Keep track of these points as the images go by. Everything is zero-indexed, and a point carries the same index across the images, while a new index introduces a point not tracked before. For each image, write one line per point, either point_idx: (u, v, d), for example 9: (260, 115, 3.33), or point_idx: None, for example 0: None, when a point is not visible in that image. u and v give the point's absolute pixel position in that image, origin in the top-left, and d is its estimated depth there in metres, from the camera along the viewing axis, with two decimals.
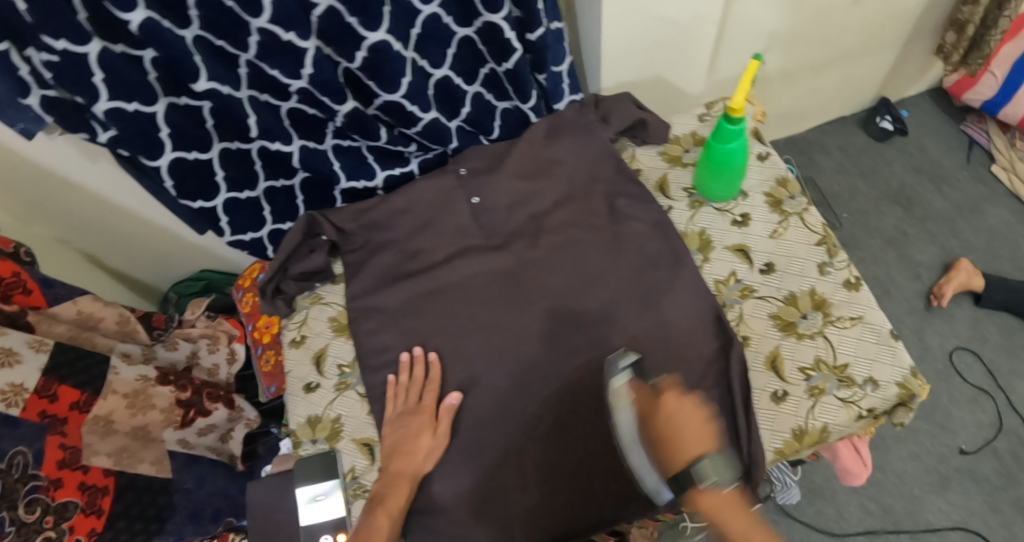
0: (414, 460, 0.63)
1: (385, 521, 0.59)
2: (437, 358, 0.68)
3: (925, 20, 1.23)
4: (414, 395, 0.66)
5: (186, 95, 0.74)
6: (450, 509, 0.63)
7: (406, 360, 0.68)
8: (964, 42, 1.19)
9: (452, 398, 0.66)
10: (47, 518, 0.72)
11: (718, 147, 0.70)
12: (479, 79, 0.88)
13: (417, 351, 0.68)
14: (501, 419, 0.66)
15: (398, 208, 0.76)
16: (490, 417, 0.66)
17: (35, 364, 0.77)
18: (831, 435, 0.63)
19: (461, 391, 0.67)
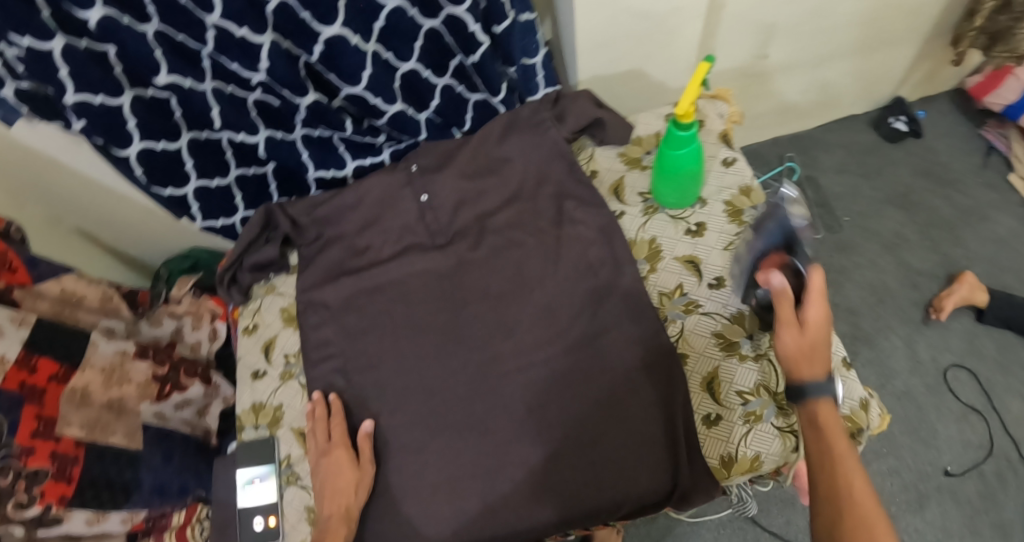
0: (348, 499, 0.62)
1: None
2: (338, 396, 0.69)
3: (941, 14, 1.15)
4: (322, 435, 0.66)
5: (152, 87, 0.76)
6: (375, 501, 0.65)
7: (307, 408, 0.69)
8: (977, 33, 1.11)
9: (366, 425, 0.66)
10: (18, 483, 0.76)
11: (669, 154, 0.68)
12: (448, 72, 0.86)
13: (316, 395, 0.69)
14: (435, 418, 0.67)
15: (349, 204, 0.77)
16: (422, 416, 0.68)
17: (17, 338, 0.83)
18: (764, 464, 0.62)
19: (373, 418, 0.68)
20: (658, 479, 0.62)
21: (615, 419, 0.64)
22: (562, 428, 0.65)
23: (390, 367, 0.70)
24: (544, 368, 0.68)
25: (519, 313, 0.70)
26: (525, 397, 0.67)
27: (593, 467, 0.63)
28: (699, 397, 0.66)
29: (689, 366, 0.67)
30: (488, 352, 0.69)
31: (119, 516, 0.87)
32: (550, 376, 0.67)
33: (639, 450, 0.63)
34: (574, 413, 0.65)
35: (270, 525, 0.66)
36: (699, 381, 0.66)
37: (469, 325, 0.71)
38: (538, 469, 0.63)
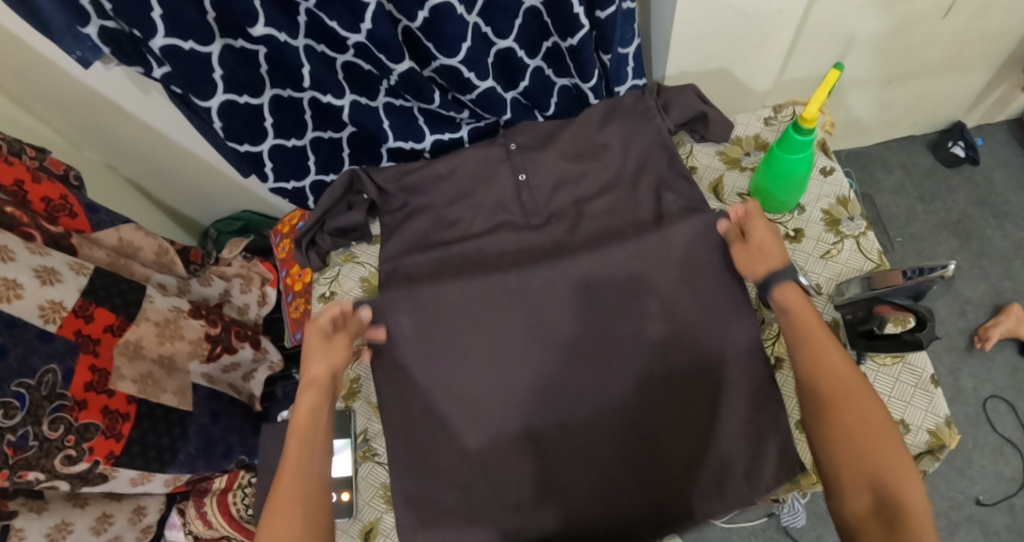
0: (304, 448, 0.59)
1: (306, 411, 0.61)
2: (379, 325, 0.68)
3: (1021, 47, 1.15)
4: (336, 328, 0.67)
5: (242, 38, 0.73)
6: None
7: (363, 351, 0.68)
8: None
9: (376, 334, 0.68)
10: (69, 436, 0.76)
11: (781, 156, 0.66)
12: (541, 53, 0.84)
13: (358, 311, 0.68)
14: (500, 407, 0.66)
15: (440, 174, 0.74)
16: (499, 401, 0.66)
17: (75, 285, 0.81)
18: None
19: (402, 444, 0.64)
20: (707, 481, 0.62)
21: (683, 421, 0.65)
22: (633, 422, 0.65)
23: (474, 344, 0.68)
24: (621, 359, 0.67)
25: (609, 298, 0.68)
26: (575, 394, 0.66)
27: (648, 464, 0.64)
28: (790, 401, 0.67)
29: (783, 371, 0.68)
30: (573, 340, 0.68)
31: (162, 478, 0.89)
32: (624, 369, 0.67)
33: (696, 453, 0.64)
34: (641, 408, 0.66)
35: (342, 500, 0.64)
36: (790, 386, 0.68)
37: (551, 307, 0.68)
38: (598, 465, 0.64)
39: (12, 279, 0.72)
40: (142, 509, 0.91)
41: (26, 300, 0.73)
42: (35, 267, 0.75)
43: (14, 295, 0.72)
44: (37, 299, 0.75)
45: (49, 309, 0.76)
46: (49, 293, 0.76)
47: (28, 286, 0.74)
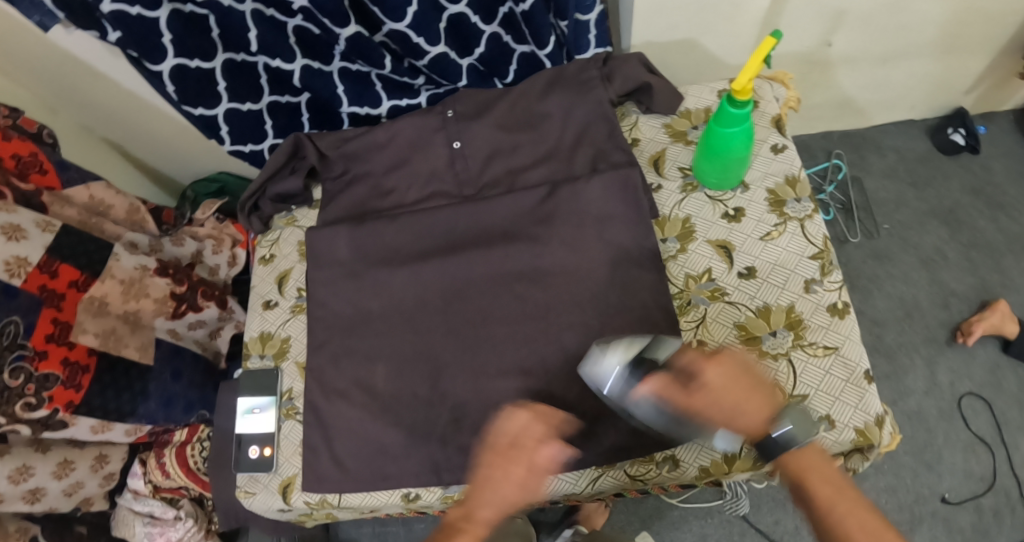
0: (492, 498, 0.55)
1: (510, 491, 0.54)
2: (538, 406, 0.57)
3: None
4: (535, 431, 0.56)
5: (191, 3, 0.73)
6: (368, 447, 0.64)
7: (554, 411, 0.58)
8: None
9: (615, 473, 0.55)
10: (29, 385, 0.80)
11: (716, 131, 0.65)
12: (497, 19, 0.82)
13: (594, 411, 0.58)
14: (424, 360, 0.66)
15: (379, 142, 0.74)
16: (419, 357, 0.66)
17: (41, 242, 0.85)
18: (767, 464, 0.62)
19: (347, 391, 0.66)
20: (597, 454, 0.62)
21: (582, 395, 0.62)
22: (535, 392, 0.62)
23: (404, 296, 0.68)
24: (527, 329, 0.65)
25: (523, 262, 0.66)
26: (510, 346, 0.65)
27: None
28: None
29: (706, 355, 0.66)
30: (484, 307, 0.66)
31: (124, 428, 0.93)
32: (554, 325, 0.64)
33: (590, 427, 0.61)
34: (541, 376, 0.63)
35: (265, 455, 0.66)
36: None
37: (465, 273, 0.67)
38: None
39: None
40: (104, 457, 0.96)
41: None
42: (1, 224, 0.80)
43: None
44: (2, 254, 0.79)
45: (14, 264, 0.80)
46: (14, 249, 0.80)
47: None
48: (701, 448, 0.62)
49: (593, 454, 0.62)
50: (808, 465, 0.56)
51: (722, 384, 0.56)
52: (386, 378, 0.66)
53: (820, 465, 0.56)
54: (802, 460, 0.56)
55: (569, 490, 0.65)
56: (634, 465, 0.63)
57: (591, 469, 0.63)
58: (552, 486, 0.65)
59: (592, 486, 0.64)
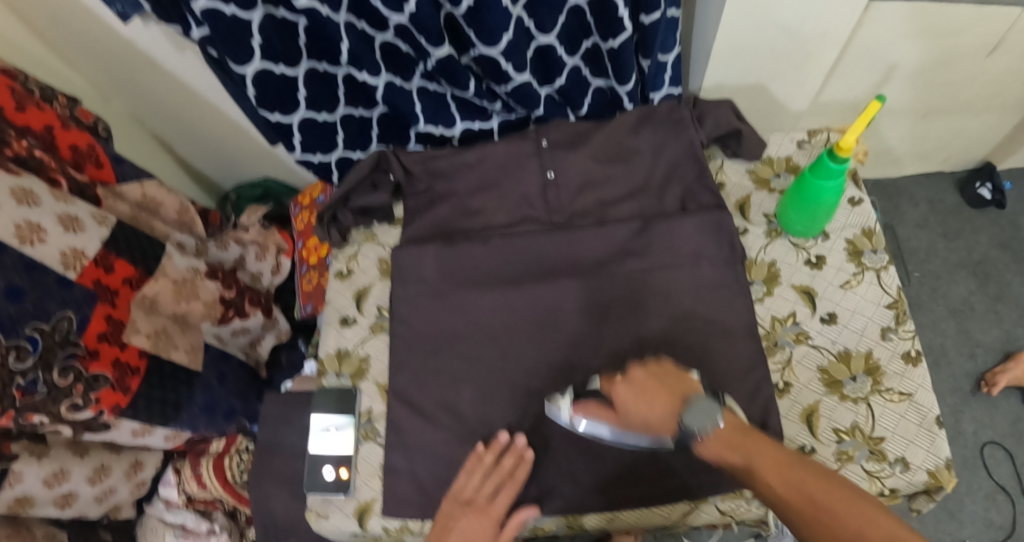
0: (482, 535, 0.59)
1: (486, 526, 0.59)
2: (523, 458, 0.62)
3: None
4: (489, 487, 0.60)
5: (284, 7, 0.71)
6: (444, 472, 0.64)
7: (501, 444, 0.62)
8: None
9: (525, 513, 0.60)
10: (77, 385, 0.76)
11: (812, 182, 0.66)
12: (580, 52, 0.84)
13: (511, 440, 0.62)
14: (510, 388, 0.66)
15: (467, 163, 0.74)
16: (504, 385, 0.66)
17: (96, 235, 0.83)
18: None
19: (429, 415, 0.65)
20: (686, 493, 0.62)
21: None
22: None
23: (492, 323, 0.68)
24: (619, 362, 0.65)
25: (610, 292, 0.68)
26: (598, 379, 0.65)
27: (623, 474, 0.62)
28: (796, 426, 0.66)
29: (790, 396, 0.67)
30: (573, 337, 0.67)
31: (163, 434, 0.90)
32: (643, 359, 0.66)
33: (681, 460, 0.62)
34: None
35: (341, 477, 0.65)
36: (797, 411, 0.67)
37: (554, 301, 0.68)
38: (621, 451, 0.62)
39: (35, 223, 0.75)
40: (140, 464, 0.93)
41: (48, 245, 0.76)
42: (57, 214, 0.78)
43: (38, 238, 0.75)
44: (59, 245, 0.77)
45: (70, 256, 0.78)
46: (70, 240, 0.79)
47: (50, 231, 0.77)
48: None
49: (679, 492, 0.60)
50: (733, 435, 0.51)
51: (641, 410, 0.56)
52: (472, 403, 0.65)
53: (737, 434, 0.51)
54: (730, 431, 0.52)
55: (660, 522, 0.63)
56: (726, 500, 0.62)
57: (684, 503, 0.62)
58: (645, 517, 0.63)
59: (684, 519, 0.63)
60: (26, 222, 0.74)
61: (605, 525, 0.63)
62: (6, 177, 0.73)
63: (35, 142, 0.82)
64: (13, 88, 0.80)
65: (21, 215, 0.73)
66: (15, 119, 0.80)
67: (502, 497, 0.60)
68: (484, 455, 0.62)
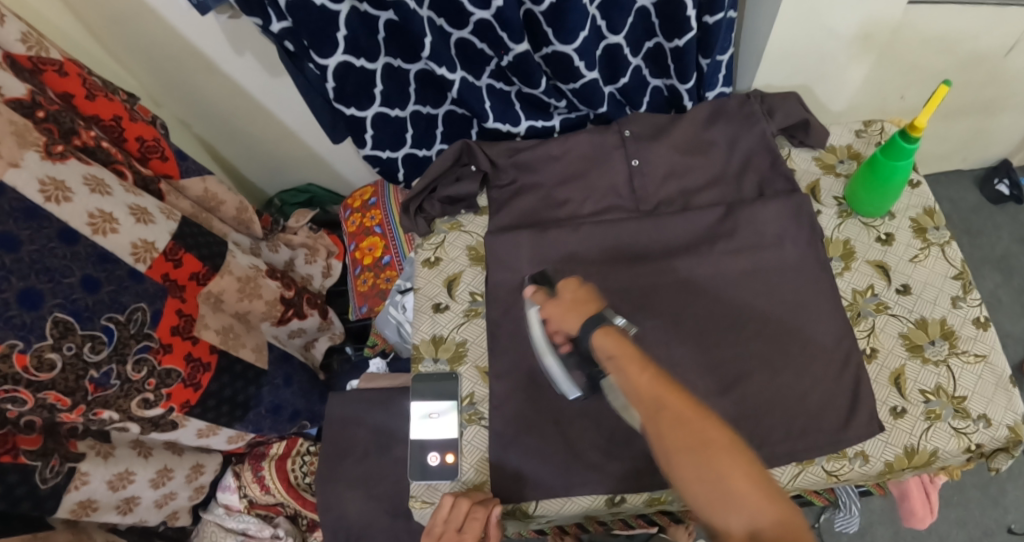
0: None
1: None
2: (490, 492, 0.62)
3: None
4: (460, 512, 0.58)
5: (369, 3, 0.74)
6: (546, 453, 0.64)
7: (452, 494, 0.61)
8: None
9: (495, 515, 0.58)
10: (150, 380, 0.76)
11: (885, 162, 0.70)
12: (643, 52, 0.89)
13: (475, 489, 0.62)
14: None
15: (554, 154, 0.76)
16: None
17: (165, 228, 0.80)
18: (940, 460, 0.65)
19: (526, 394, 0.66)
20: (794, 456, 0.64)
21: (767, 403, 0.65)
22: (723, 396, 0.65)
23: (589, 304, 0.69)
24: (715, 339, 0.68)
25: (699, 271, 0.70)
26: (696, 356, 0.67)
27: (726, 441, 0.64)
28: (886, 390, 0.68)
29: (878, 361, 0.70)
30: (670, 314, 0.69)
31: (227, 436, 0.89)
32: (737, 333, 0.68)
33: (784, 426, 0.64)
34: (733, 384, 0.66)
35: (447, 462, 0.65)
36: (886, 375, 0.69)
37: (649, 281, 0.70)
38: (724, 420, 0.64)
39: (108, 213, 0.72)
40: (200, 468, 0.91)
41: (120, 235, 0.73)
42: (129, 205, 0.75)
43: (110, 228, 0.72)
44: (130, 237, 0.74)
45: (141, 249, 0.76)
46: (142, 231, 0.76)
47: (123, 222, 0.73)
48: (884, 443, 0.65)
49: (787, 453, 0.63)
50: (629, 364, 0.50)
51: (571, 298, 0.59)
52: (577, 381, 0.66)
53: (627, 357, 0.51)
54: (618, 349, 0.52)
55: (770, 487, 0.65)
56: (831, 461, 0.65)
57: (792, 465, 0.64)
58: None
59: (793, 483, 0.65)
60: (99, 212, 0.71)
61: None
62: (79, 165, 0.69)
63: (101, 134, 0.81)
64: (84, 79, 0.79)
65: (95, 204, 0.70)
66: (84, 108, 0.79)
67: (472, 519, 0.57)
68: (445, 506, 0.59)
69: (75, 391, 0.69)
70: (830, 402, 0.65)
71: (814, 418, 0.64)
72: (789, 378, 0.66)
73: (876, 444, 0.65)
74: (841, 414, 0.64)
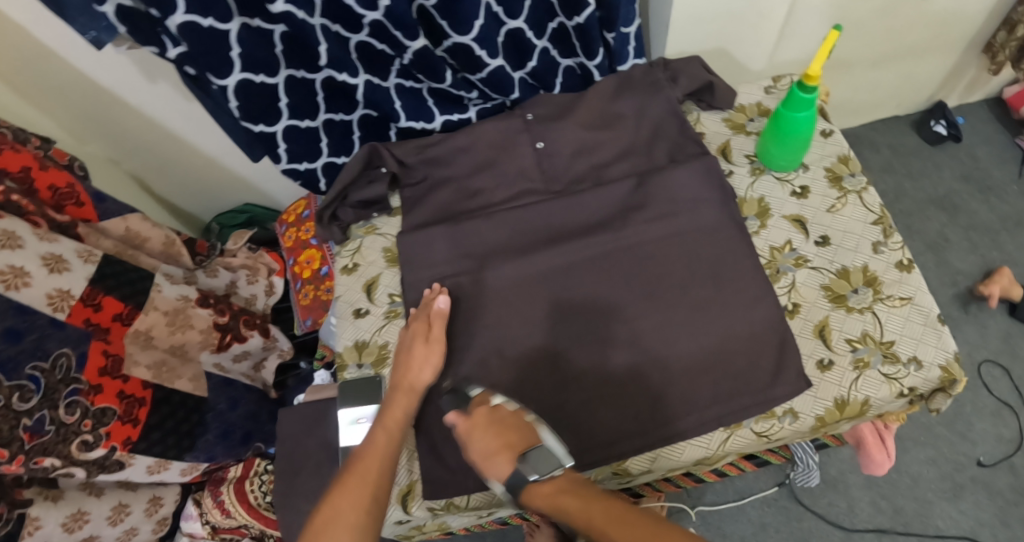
0: (410, 369, 0.63)
1: (419, 345, 0.64)
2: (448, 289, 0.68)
3: (985, 31, 1.19)
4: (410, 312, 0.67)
5: (259, 17, 0.73)
6: None
7: (429, 294, 0.68)
8: (1014, 42, 1.14)
9: (439, 301, 0.66)
10: (85, 421, 0.76)
11: (787, 115, 0.70)
12: (547, 34, 0.87)
13: (436, 288, 0.68)
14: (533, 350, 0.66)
15: (460, 146, 0.76)
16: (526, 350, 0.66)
17: (83, 273, 0.80)
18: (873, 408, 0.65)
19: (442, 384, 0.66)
20: (727, 416, 0.64)
21: (693, 372, 0.65)
22: (645, 370, 0.65)
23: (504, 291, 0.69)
24: (634, 310, 0.67)
25: (614, 246, 0.69)
26: (617, 332, 0.66)
27: (651, 410, 0.64)
28: (811, 343, 0.68)
29: (801, 315, 0.70)
30: (588, 290, 0.68)
31: (179, 468, 0.89)
32: (661, 303, 0.67)
33: (713, 389, 0.64)
34: (657, 356, 0.65)
35: None
36: (810, 328, 0.69)
37: (564, 258, 0.69)
38: (644, 389, 0.64)
39: (19, 267, 0.71)
40: (158, 500, 0.91)
41: (35, 288, 0.73)
42: (42, 255, 0.75)
43: (24, 282, 0.71)
44: (45, 287, 0.74)
45: (57, 298, 0.75)
46: (57, 280, 0.76)
47: (36, 274, 0.73)
48: (813, 399, 0.65)
49: (714, 418, 0.63)
50: (565, 499, 0.50)
51: (491, 433, 0.55)
52: (499, 369, 0.66)
53: (560, 496, 0.51)
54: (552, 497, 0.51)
55: (701, 456, 0.65)
56: (759, 421, 0.65)
57: (720, 430, 0.65)
58: (687, 453, 0.65)
59: (724, 448, 0.65)
60: (9, 268, 0.70)
61: (651, 467, 0.65)
62: None
63: (13, 185, 0.80)
64: None
65: (4, 261, 0.70)
66: None
67: (421, 309, 0.67)
68: (417, 310, 0.68)
69: (11, 441, 0.67)
70: (757, 360, 0.65)
71: (743, 378, 0.64)
72: (712, 344, 0.65)
73: (805, 400, 0.65)
74: (769, 369, 0.65)
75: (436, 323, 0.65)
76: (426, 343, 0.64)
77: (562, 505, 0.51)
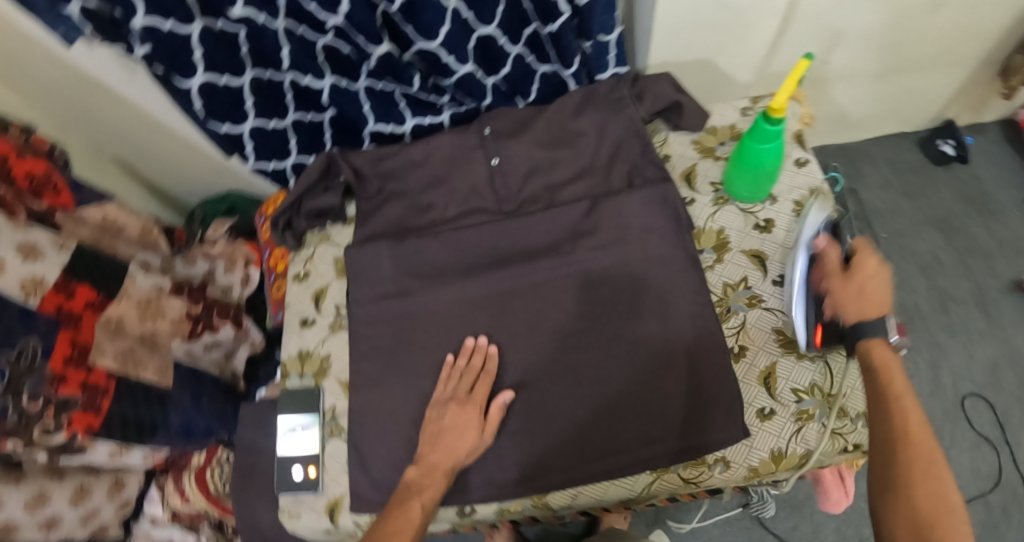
0: (455, 454, 0.61)
1: (474, 434, 0.62)
2: (496, 352, 0.66)
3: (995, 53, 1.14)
4: (465, 384, 0.64)
5: (223, 19, 0.71)
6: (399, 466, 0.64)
7: (469, 345, 0.66)
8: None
9: (503, 396, 0.63)
10: (48, 409, 0.78)
11: (751, 147, 0.67)
12: (523, 39, 0.83)
13: (480, 340, 0.66)
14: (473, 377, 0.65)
15: (415, 160, 0.76)
16: None
17: (56, 262, 0.83)
18: (811, 462, 0.64)
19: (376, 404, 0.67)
20: (663, 458, 0.62)
21: (631, 412, 0.63)
22: (578, 404, 0.64)
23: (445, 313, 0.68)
24: (574, 340, 0.66)
25: (560, 274, 0.68)
26: (558, 365, 0.66)
27: (585, 448, 0.63)
28: (755, 390, 0.66)
29: (748, 358, 0.68)
30: (530, 316, 0.67)
31: (142, 453, 0.91)
32: (606, 335, 0.66)
33: (647, 430, 0.63)
34: (594, 392, 0.64)
35: (310, 475, 0.66)
36: (756, 374, 0.67)
37: (506, 283, 0.68)
38: (578, 426, 0.63)
39: None
40: (122, 483, 0.94)
41: (6, 277, 0.75)
42: (17, 243, 0.78)
43: None
44: (17, 276, 0.76)
45: (30, 286, 0.77)
46: (31, 268, 0.78)
47: (9, 261, 0.76)
48: (750, 448, 0.64)
49: (646, 461, 0.62)
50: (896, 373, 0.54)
51: (864, 287, 0.58)
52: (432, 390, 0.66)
53: (888, 363, 0.54)
54: (880, 354, 0.55)
55: (625, 495, 0.66)
56: (688, 467, 0.65)
57: (646, 473, 0.64)
58: (610, 492, 0.65)
59: (649, 490, 0.65)
60: None
61: (571, 503, 0.65)
62: None
63: None
64: None
65: None
66: None
67: (481, 384, 0.64)
68: (457, 362, 0.65)
69: None
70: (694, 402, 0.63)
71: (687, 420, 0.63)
72: (650, 381, 0.64)
73: (738, 450, 0.64)
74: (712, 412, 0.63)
75: (495, 414, 0.63)
76: (478, 432, 0.62)
77: (895, 374, 0.54)
